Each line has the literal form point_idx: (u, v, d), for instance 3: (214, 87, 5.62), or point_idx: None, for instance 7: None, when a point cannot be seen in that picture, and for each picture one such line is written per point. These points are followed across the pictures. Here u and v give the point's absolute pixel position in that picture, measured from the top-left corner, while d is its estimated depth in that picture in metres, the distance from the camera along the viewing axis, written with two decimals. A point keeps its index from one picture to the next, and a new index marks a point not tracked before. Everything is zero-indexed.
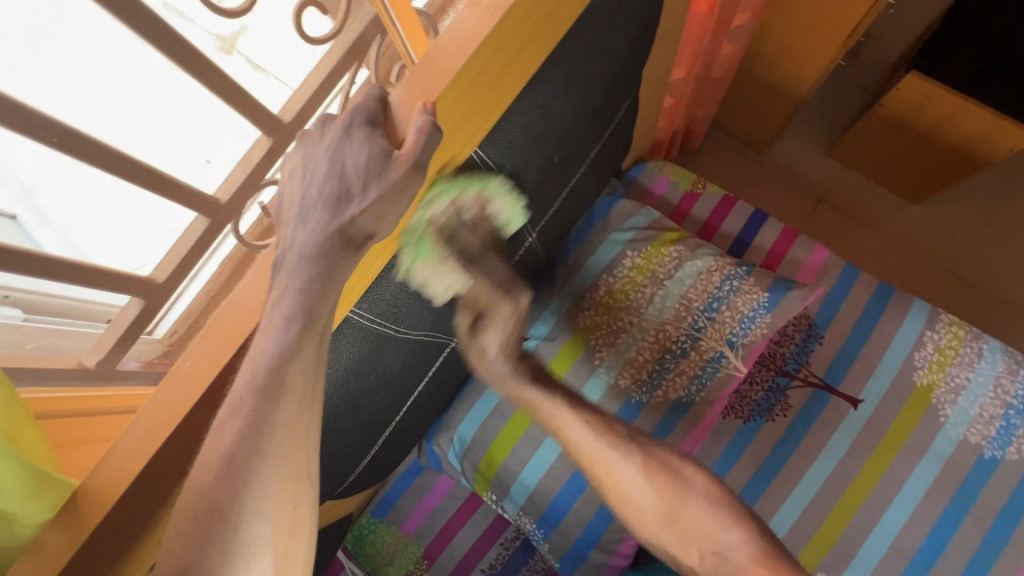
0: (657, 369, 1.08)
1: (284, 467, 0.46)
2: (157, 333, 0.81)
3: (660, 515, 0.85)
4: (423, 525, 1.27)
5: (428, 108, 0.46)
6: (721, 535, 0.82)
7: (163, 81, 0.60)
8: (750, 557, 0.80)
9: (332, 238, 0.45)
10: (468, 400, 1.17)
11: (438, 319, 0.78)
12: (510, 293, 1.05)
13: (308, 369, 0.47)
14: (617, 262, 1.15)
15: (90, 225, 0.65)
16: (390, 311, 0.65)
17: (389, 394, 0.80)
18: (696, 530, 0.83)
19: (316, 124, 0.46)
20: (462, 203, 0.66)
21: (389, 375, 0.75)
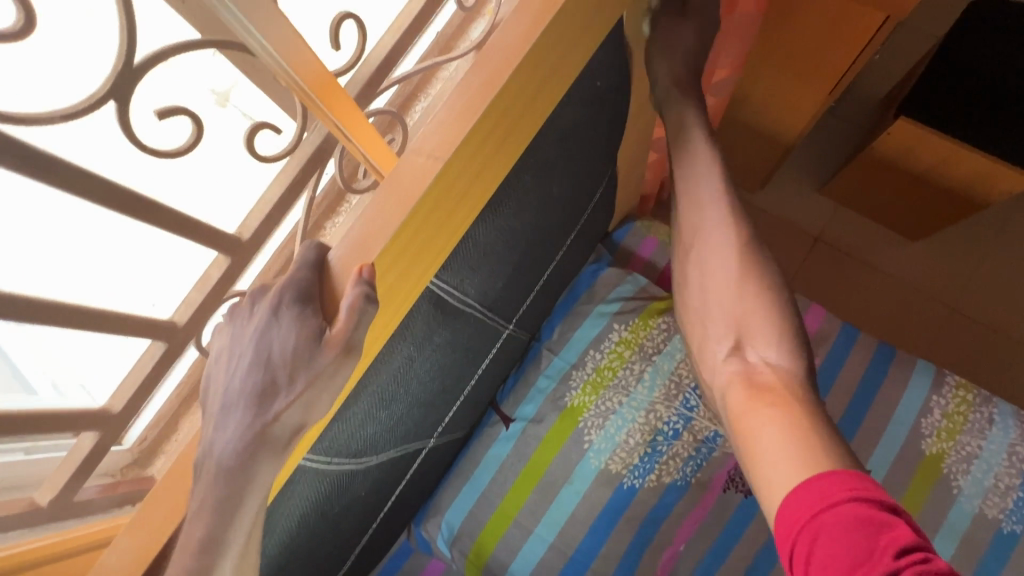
0: (648, 453, 1.03)
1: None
2: (126, 441, 0.77)
3: (729, 291, 0.73)
4: None
5: (363, 280, 0.43)
6: (767, 347, 0.70)
7: (115, 231, 0.57)
8: (780, 380, 0.67)
9: (256, 439, 0.42)
10: (455, 485, 1.12)
11: (408, 435, 0.74)
12: (490, 377, 1.02)
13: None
14: (603, 336, 1.12)
15: (64, 363, 0.66)
16: (349, 449, 0.61)
17: (359, 513, 0.76)
18: (750, 322, 0.71)
19: (245, 303, 0.43)
20: (422, 332, 0.61)
21: (356, 499, 0.71)
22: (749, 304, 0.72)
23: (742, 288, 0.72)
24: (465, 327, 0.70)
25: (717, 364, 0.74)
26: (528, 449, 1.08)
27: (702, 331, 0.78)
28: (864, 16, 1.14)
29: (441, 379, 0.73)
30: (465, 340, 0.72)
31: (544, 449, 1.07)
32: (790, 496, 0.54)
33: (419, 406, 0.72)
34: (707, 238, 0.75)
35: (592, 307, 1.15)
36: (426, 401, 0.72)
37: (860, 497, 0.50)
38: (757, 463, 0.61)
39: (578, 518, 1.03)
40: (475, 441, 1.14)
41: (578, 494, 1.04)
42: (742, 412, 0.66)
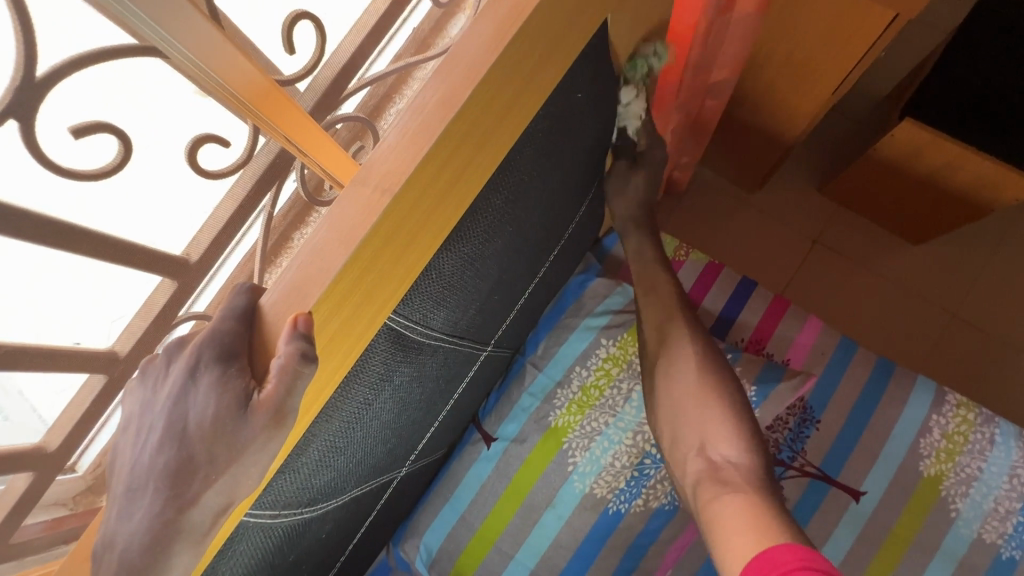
0: (635, 477, 0.98)
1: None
2: (80, 467, 0.71)
3: (691, 394, 0.83)
4: None
5: (296, 337, 0.37)
6: (728, 446, 0.77)
7: (33, 260, 0.51)
8: (743, 476, 0.74)
9: (167, 526, 0.36)
10: (433, 505, 1.08)
11: (373, 471, 0.69)
12: (470, 397, 0.97)
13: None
14: (590, 351, 1.06)
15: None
16: (301, 498, 0.56)
17: (322, 552, 0.71)
18: (714, 420, 0.80)
19: (157, 363, 0.37)
20: (379, 371, 0.55)
21: (315, 541, 0.66)
22: (708, 411, 0.80)
23: (703, 392, 0.81)
24: (433, 359, 0.64)
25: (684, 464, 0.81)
26: (510, 470, 1.03)
27: (670, 433, 0.85)
28: (871, 12, 1.06)
29: (408, 413, 0.67)
30: (434, 372, 0.67)
31: (526, 471, 1.02)
32: (748, 567, 0.61)
33: (384, 443, 0.66)
34: (671, 350, 0.87)
35: (580, 321, 1.10)
36: (392, 436, 0.67)
37: (808, 566, 0.57)
38: (721, 542, 0.68)
39: (560, 545, 0.99)
40: (456, 460, 1.09)
41: (561, 519, 0.99)
42: (711, 498, 0.74)
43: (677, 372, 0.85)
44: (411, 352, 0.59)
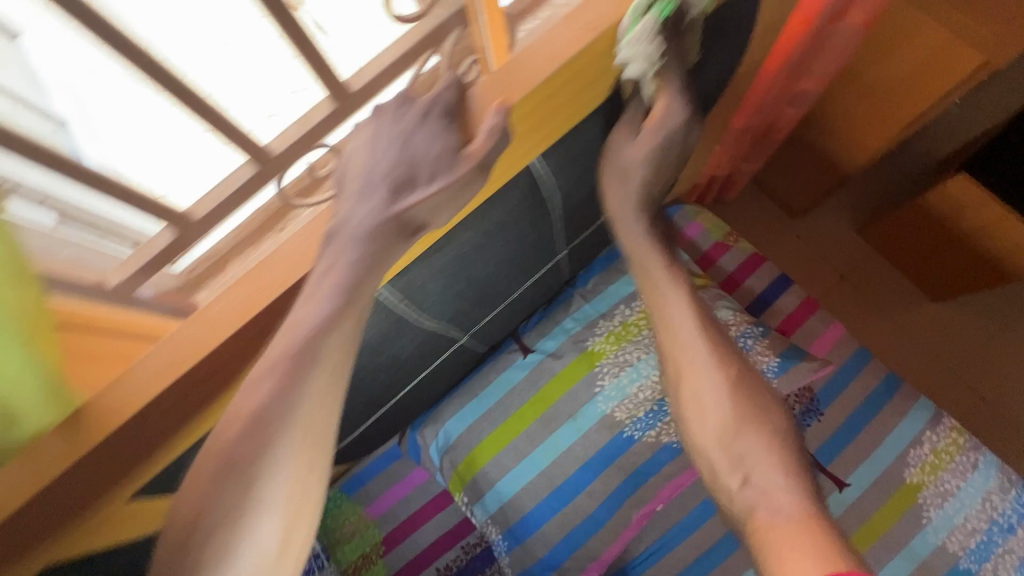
0: (654, 410, 1.08)
1: (289, 488, 0.59)
2: (179, 265, 0.74)
3: (727, 425, 0.84)
4: (390, 511, 1.28)
5: (499, 115, 0.60)
6: (773, 474, 0.81)
7: (252, 31, 0.58)
8: (795, 506, 0.76)
9: (389, 221, 0.61)
10: (460, 399, 1.17)
11: (456, 312, 0.90)
12: (523, 300, 1.10)
13: (347, 332, 0.60)
14: (637, 294, 1.15)
15: (152, 150, 0.61)
16: (417, 292, 0.79)
17: (400, 367, 0.92)
18: (752, 459, 0.82)
19: (395, 107, 0.60)
20: (496, 219, 0.82)
21: (408, 349, 0.88)
22: (748, 447, 0.83)
23: (740, 417, 0.84)
24: (526, 236, 0.89)
25: (710, 457, 0.85)
26: (540, 380, 1.12)
27: (706, 464, 0.86)
28: (963, 54, 1.16)
29: (495, 273, 0.91)
30: (520, 244, 0.89)
31: (556, 383, 1.11)
32: None
33: (474, 290, 0.89)
34: (697, 378, 0.87)
35: (632, 266, 1.19)
36: (481, 287, 0.90)
37: None
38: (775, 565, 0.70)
39: (573, 453, 1.08)
40: (489, 365, 1.18)
41: (578, 431, 1.08)
42: (764, 528, 0.75)
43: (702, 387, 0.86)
44: (516, 214, 0.84)
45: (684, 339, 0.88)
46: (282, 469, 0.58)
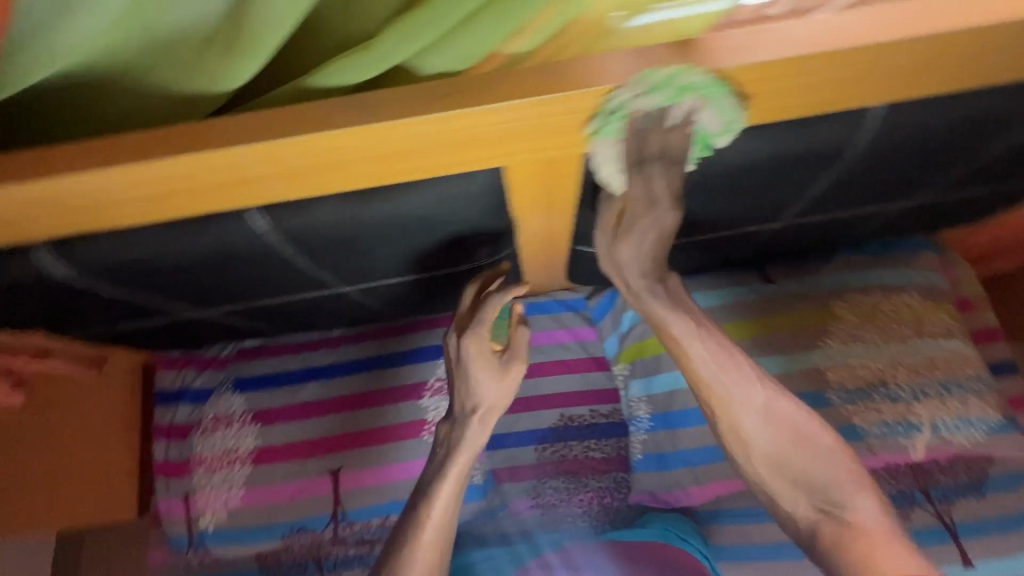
0: (863, 390, 1.10)
1: (454, 474, 0.91)
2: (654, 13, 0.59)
3: (774, 459, 0.75)
4: (546, 346, 1.39)
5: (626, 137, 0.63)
6: (856, 504, 0.73)
7: None
8: (879, 525, 0.71)
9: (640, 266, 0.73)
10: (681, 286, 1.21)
11: (810, 187, 0.86)
12: (813, 229, 1.07)
13: (490, 381, 0.90)
14: (900, 290, 1.15)
15: None
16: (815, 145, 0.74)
17: (722, 205, 0.89)
18: (824, 492, 0.74)
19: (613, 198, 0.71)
20: (951, 117, 0.72)
21: (744, 188, 0.84)
22: (812, 471, 0.75)
23: (789, 495, 0.76)
24: (931, 150, 0.80)
25: (766, 484, 0.77)
26: (768, 309, 1.16)
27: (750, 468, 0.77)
28: None
29: (874, 173, 0.84)
30: (924, 156, 0.81)
31: (785, 318, 1.15)
32: None
33: (850, 173, 0.83)
34: (745, 426, 0.75)
35: (904, 265, 1.18)
36: (854, 177, 0.85)
37: None
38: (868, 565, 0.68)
39: None
40: (722, 274, 1.21)
41: (782, 369, 1.11)
42: (855, 552, 0.70)
43: (746, 452, 0.76)
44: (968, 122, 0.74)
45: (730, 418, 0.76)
46: (455, 462, 0.91)
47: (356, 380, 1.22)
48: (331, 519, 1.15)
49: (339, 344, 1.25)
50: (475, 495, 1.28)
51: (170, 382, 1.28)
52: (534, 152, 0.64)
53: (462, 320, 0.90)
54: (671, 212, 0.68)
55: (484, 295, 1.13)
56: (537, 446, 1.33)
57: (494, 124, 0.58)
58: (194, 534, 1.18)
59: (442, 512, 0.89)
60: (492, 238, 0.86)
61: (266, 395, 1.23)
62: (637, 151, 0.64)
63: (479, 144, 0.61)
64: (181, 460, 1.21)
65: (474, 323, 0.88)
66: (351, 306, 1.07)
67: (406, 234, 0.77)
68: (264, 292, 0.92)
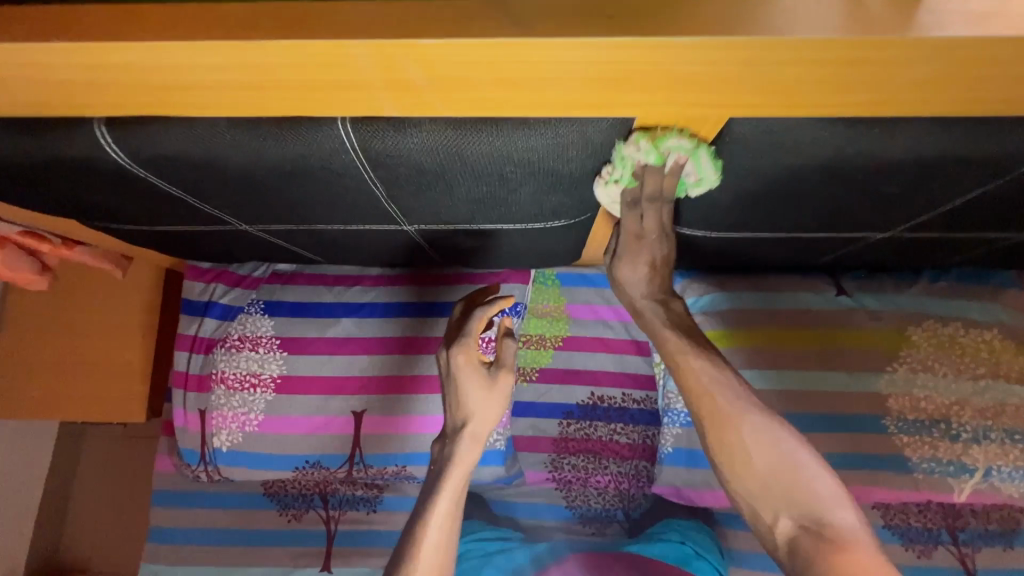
0: (923, 423, 1.04)
1: (455, 479, 0.91)
2: None
3: (755, 472, 0.72)
4: (587, 321, 1.34)
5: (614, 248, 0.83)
6: (836, 521, 0.68)
7: None
8: (853, 538, 0.66)
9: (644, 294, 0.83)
10: (746, 283, 1.14)
11: (947, 204, 0.78)
12: (912, 249, 0.98)
13: (466, 435, 0.93)
14: (982, 325, 1.07)
15: None
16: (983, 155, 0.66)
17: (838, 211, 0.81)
18: (804, 507, 0.69)
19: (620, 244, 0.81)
20: None
21: (877, 196, 0.75)
22: (795, 486, 0.70)
23: (763, 508, 0.72)
24: None
25: (745, 497, 0.73)
26: (837, 322, 1.09)
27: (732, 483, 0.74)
28: None
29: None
30: None
31: (853, 335, 1.08)
32: None
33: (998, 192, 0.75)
34: (730, 441, 0.74)
35: (991, 299, 1.09)
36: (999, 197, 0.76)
37: None
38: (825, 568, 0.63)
39: (824, 400, 1.05)
40: (792, 278, 1.14)
41: (842, 387, 1.05)
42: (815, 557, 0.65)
43: (728, 464, 0.74)
44: None
45: (718, 431, 0.75)
46: (454, 469, 0.91)
47: (390, 323, 1.16)
48: (347, 460, 1.12)
49: (378, 285, 1.20)
50: (495, 463, 1.20)
51: (198, 293, 1.24)
52: (675, 108, 0.57)
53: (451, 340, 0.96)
54: (665, 241, 0.80)
55: (541, 257, 1.06)
56: (562, 420, 1.29)
57: (653, 69, 0.50)
58: (207, 451, 1.16)
59: (443, 517, 0.87)
60: (581, 200, 0.78)
61: (296, 323, 1.18)
62: (641, 194, 0.73)
63: (622, 84, 0.52)
64: (201, 375, 1.17)
65: (461, 340, 0.94)
66: (404, 247, 1.01)
67: (498, 178, 0.70)
68: (321, 217, 0.85)
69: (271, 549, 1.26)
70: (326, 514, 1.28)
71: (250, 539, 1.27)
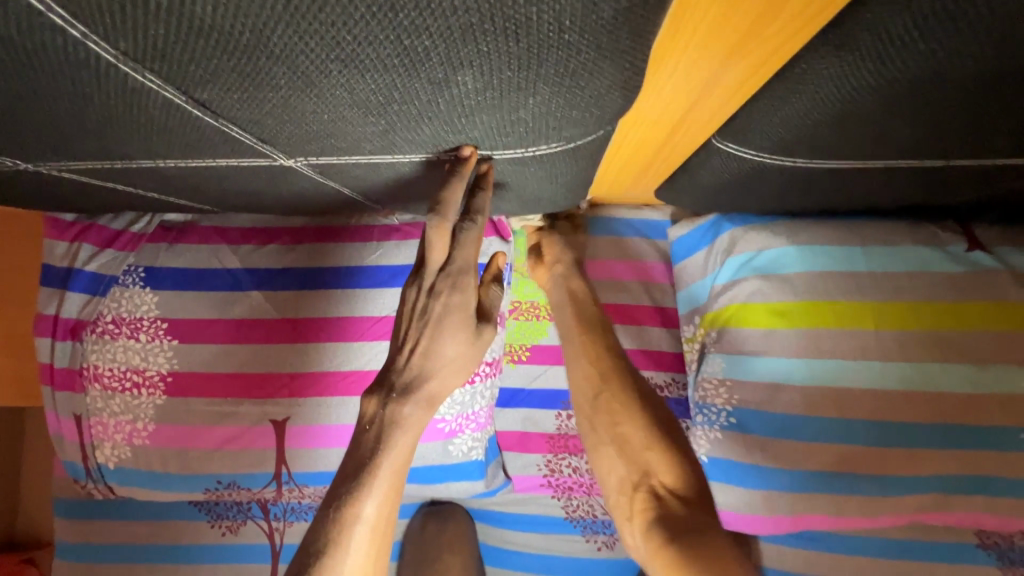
0: None
1: (399, 452, 0.59)
2: None
3: (639, 443, 0.67)
4: (595, 283, 1.00)
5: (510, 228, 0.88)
6: (679, 471, 0.65)
7: None
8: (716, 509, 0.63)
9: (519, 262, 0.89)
10: (825, 232, 0.80)
11: None
12: None
13: (423, 397, 0.61)
14: None
15: None
16: None
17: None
18: (654, 456, 0.66)
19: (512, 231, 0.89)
20: None
21: None
22: (664, 448, 0.67)
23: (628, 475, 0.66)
24: None
25: (597, 452, 0.71)
26: (961, 293, 0.74)
27: (603, 456, 0.70)
28: None
29: None
30: None
31: (986, 311, 0.73)
32: None
33: None
34: (607, 393, 0.71)
35: None
36: None
37: None
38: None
39: (932, 407, 0.73)
40: (894, 226, 0.79)
41: (963, 387, 0.72)
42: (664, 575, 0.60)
43: (603, 417, 0.70)
44: None
45: (603, 376, 0.71)
46: (398, 438, 0.59)
47: (317, 297, 0.83)
48: (273, 480, 0.85)
49: (300, 243, 0.85)
50: (474, 477, 0.91)
51: (59, 257, 0.88)
52: None
53: (434, 271, 0.58)
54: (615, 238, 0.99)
55: (525, 204, 0.71)
56: (560, 412, 0.99)
57: None
58: (92, 466, 0.88)
59: (379, 503, 0.58)
60: (578, 108, 0.41)
61: (188, 299, 0.84)
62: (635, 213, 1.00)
63: None
64: (69, 369, 0.86)
65: (458, 275, 0.57)
66: (310, 191, 0.66)
67: (394, 49, 0.33)
68: (131, 146, 0.49)
69: (204, 564, 1.04)
70: (268, 526, 1.02)
71: (176, 554, 1.03)
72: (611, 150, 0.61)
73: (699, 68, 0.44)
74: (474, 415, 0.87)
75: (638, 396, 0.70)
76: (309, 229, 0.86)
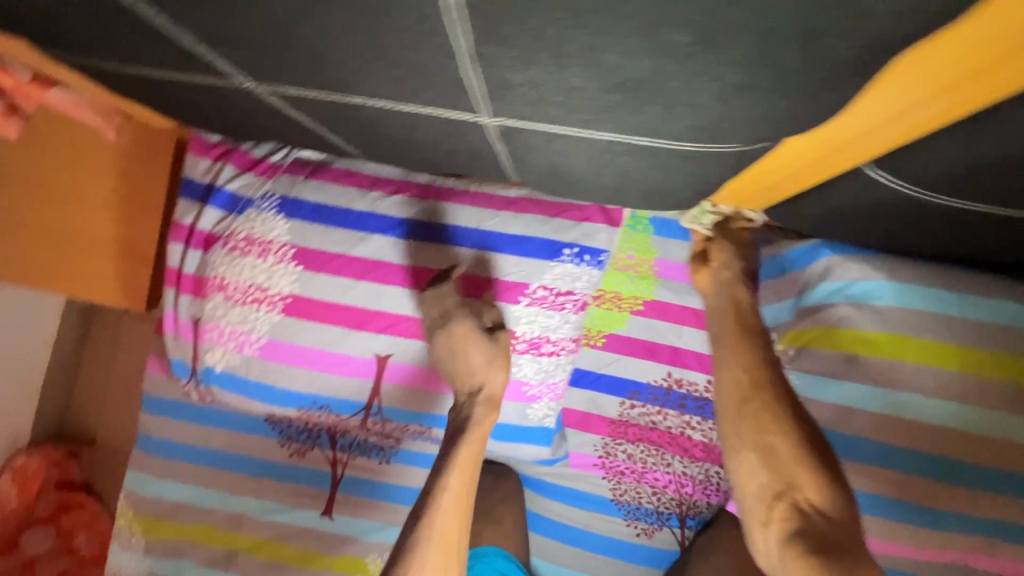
0: None
1: (472, 446, 0.76)
2: None
3: (787, 457, 0.65)
4: (680, 286, 1.05)
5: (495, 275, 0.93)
6: (823, 493, 0.62)
7: None
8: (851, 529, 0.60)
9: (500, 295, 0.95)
10: (925, 274, 0.83)
11: None
12: None
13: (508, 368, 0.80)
14: None
15: None
16: None
17: None
18: (801, 475, 0.64)
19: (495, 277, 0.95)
20: None
21: None
22: (810, 467, 0.64)
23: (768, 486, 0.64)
24: None
25: (737, 458, 0.68)
26: None
27: (740, 463, 0.67)
28: None
29: None
30: None
31: None
32: None
33: None
34: (761, 403, 0.68)
35: None
36: None
37: None
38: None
39: (999, 452, 0.77)
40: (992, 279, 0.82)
41: None
42: None
43: (751, 424, 0.67)
44: None
45: (762, 384, 0.69)
46: (468, 438, 0.76)
47: (433, 251, 0.90)
48: (363, 409, 0.92)
49: (426, 197, 0.92)
50: (540, 442, 0.98)
51: (201, 173, 0.97)
52: None
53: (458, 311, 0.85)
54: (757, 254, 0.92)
55: (656, 196, 0.77)
56: (625, 400, 1.04)
57: None
58: (198, 368, 0.96)
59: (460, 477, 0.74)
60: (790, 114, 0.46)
61: (316, 231, 0.91)
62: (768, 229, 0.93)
63: None
64: (197, 276, 0.94)
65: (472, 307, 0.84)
66: (471, 150, 0.72)
67: (680, 36, 0.39)
68: (363, 81, 0.56)
69: (268, 480, 1.11)
70: (333, 456, 1.10)
71: (245, 465, 1.11)
72: (772, 154, 0.68)
73: (908, 95, 0.54)
74: (554, 386, 0.93)
75: (792, 414, 0.67)
76: (434, 186, 0.93)
